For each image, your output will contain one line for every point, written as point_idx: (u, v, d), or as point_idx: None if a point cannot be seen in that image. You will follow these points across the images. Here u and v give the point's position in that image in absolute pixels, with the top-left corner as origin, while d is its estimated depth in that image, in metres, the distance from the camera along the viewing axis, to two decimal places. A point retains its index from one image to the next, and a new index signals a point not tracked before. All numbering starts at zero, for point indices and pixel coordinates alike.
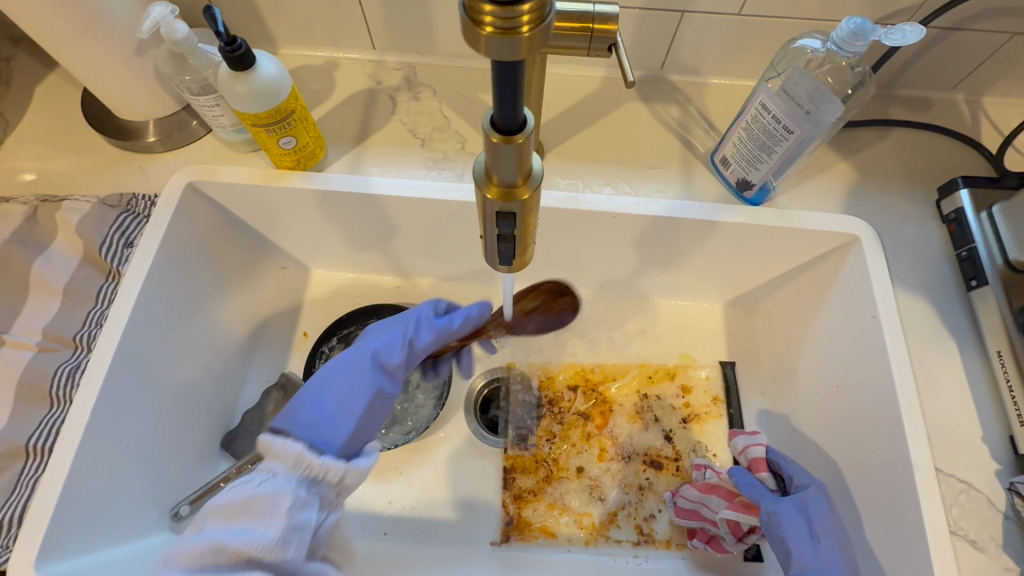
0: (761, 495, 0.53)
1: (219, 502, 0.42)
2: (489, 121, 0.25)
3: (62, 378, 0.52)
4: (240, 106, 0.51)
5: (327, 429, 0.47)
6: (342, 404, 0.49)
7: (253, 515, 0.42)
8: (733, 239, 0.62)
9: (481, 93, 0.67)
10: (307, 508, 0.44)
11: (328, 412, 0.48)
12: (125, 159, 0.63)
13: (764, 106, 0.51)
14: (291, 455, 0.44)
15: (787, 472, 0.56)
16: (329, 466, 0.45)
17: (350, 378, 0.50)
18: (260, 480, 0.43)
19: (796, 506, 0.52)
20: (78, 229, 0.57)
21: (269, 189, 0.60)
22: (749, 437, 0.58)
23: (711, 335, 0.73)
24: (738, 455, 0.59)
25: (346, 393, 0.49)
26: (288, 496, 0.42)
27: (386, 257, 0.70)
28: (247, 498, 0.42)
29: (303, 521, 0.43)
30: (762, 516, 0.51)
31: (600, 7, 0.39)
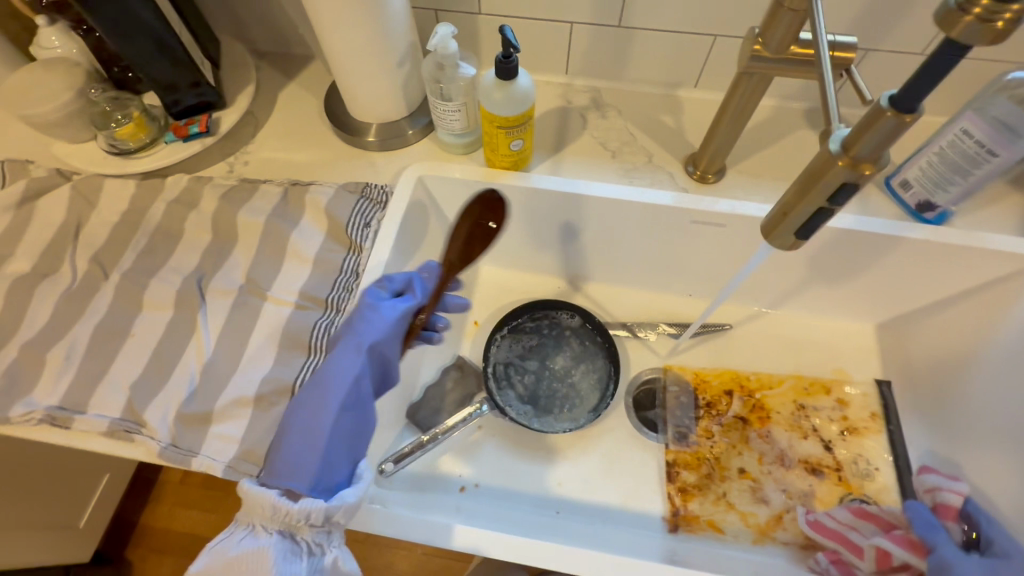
0: (937, 538, 0.50)
1: (210, 564, 0.45)
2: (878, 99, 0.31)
3: (320, 332, 0.59)
4: (497, 110, 0.59)
5: (310, 458, 0.50)
6: (309, 434, 0.51)
7: (242, 574, 0.44)
8: (910, 255, 0.66)
9: (662, 116, 0.75)
10: (292, 559, 0.46)
11: (297, 446, 0.51)
12: (356, 155, 0.73)
13: (965, 132, 0.57)
14: (272, 503, 0.47)
15: (987, 532, 0.51)
16: (308, 505, 0.46)
17: (311, 406, 0.53)
18: (240, 541, 0.47)
19: (982, 565, 0.48)
20: (327, 209, 0.66)
21: (488, 185, 0.68)
22: (945, 479, 0.55)
23: (862, 354, 0.76)
24: (925, 493, 0.56)
25: (303, 428, 0.52)
26: (269, 551, 0.45)
27: (561, 257, 0.77)
28: (231, 560, 0.45)
29: (289, 573, 0.45)
30: (932, 562, 0.49)
31: (840, 38, 0.45)
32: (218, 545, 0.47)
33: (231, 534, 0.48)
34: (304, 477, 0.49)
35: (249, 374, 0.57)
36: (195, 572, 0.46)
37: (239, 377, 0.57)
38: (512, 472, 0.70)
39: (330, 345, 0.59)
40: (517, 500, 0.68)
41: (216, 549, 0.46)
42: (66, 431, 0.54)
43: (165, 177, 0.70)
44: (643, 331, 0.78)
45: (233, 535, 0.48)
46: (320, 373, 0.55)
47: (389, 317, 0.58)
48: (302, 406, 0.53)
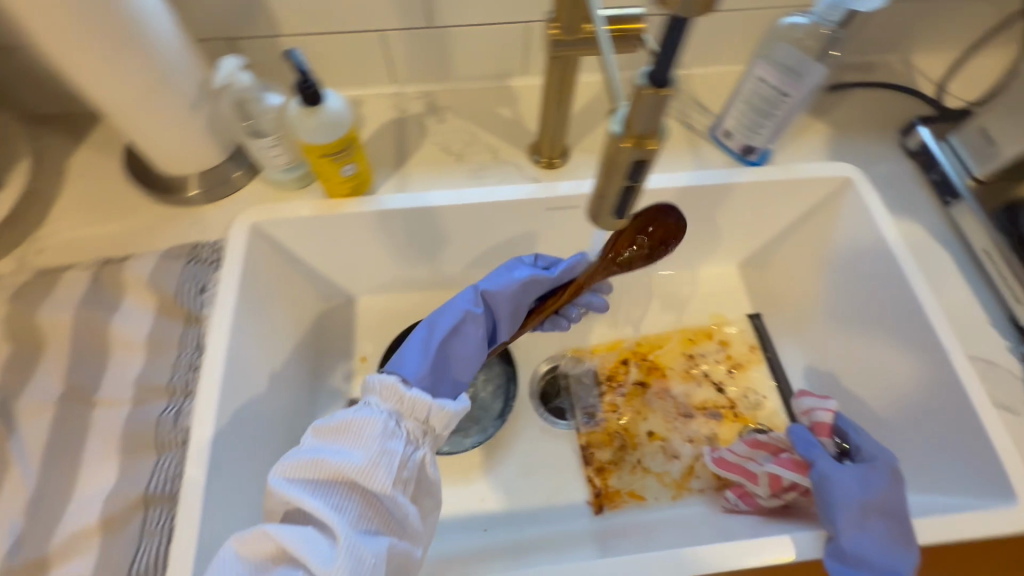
0: (816, 454, 0.53)
1: (325, 423, 0.48)
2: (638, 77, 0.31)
3: (167, 425, 0.53)
4: (310, 138, 0.55)
5: (415, 360, 0.53)
6: (425, 343, 0.55)
7: (351, 436, 0.47)
8: (745, 198, 0.71)
9: (500, 108, 0.74)
10: (394, 439, 0.47)
11: (416, 350, 0.54)
12: (177, 214, 0.65)
13: (761, 79, 0.61)
14: (384, 387, 0.50)
15: (855, 441, 0.55)
16: (415, 398, 0.49)
17: (436, 326, 0.56)
18: (355, 410, 0.49)
19: (856, 474, 0.51)
20: (150, 283, 0.58)
21: (331, 218, 0.64)
22: (818, 399, 0.57)
23: (734, 294, 0.82)
24: (802, 415, 0.59)
25: (426, 335, 0.56)
26: (378, 423, 0.47)
27: (434, 271, 0.74)
28: (348, 422, 0.48)
29: (391, 448, 0.47)
30: (815, 478, 0.52)
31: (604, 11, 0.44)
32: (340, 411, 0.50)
33: (359, 404, 0.50)
34: (410, 376, 0.52)
35: (91, 496, 0.49)
36: (316, 426, 0.48)
37: (78, 503, 0.49)
38: None
39: (182, 437, 0.52)
40: (443, 530, 0.66)
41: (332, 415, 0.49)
42: None
43: None
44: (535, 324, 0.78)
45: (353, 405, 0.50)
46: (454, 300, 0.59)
47: (517, 276, 0.59)
48: (441, 322, 0.57)
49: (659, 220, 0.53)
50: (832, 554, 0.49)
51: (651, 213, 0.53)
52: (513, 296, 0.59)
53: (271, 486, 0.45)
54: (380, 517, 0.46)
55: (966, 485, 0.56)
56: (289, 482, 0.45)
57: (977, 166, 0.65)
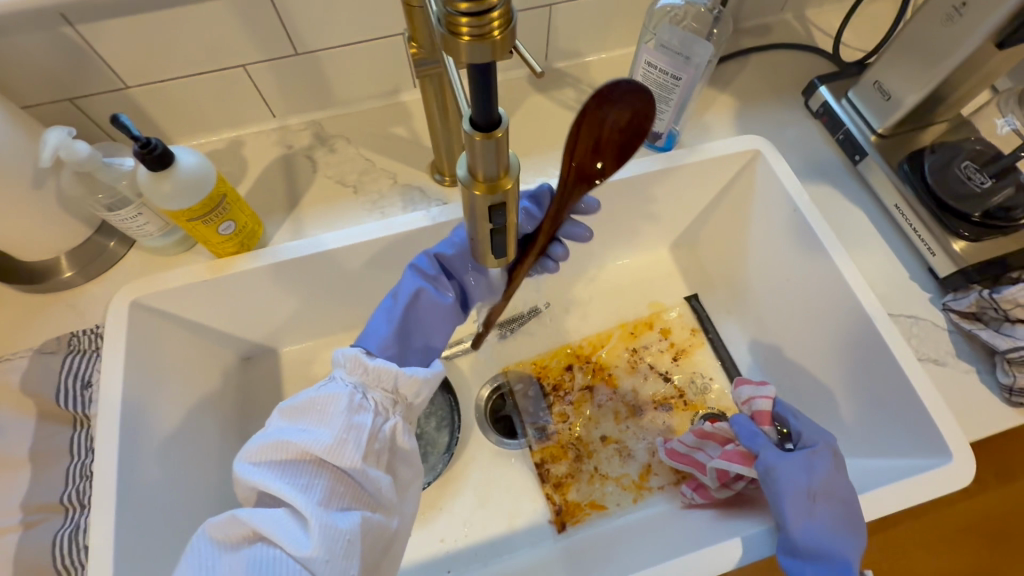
0: (759, 444, 0.52)
1: (289, 402, 0.43)
2: (466, 122, 0.27)
3: (65, 546, 0.48)
4: (170, 205, 0.50)
5: (376, 328, 0.46)
6: (388, 310, 0.48)
7: (316, 414, 0.42)
8: (659, 184, 0.69)
9: (393, 128, 0.70)
10: (362, 412, 0.43)
11: (380, 319, 0.47)
12: (48, 302, 0.59)
13: (650, 64, 0.58)
14: (347, 360, 0.44)
15: (795, 426, 0.55)
16: (381, 368, 0.43)
17: (398, 290, 0.48)
18: (320, 385, 0.44)
19: (800, 461, 0.50)
20: (24, 389, 0.53)
21: (222, 280, 0.58)
22: (757, 387, 0.57)
23: (668, 278, 0.80)
24: (743, 405, 0.58)
25: (391, 302, 0.48)
26: (344, 396, 0.42)
27: (354, 310, 0.70)
28: (312, 399, 0.42)
29: (359, 422, 0.42)
30: (759, 469, 0.51)
31: None
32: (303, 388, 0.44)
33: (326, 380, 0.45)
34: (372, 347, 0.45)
35: None
36: (279, 409, 0.43)
37: None
38: None
39: (82, 558, 0.47)
40: None
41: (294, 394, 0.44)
42: None
43: None
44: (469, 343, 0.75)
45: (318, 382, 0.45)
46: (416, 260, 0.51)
47: None
48: (404, 285, 0.48)
49: (595, 124, 0.31)
50: (785, 549, 0.48)
51: (586, 118, 0.31)
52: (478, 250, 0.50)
53: (237, 474, 0.40)
54: (353, 494, 0.41)
55: (904, 446, 0.57)
56: (255, 466, 0.40)
57: (878, 121, 0.65)
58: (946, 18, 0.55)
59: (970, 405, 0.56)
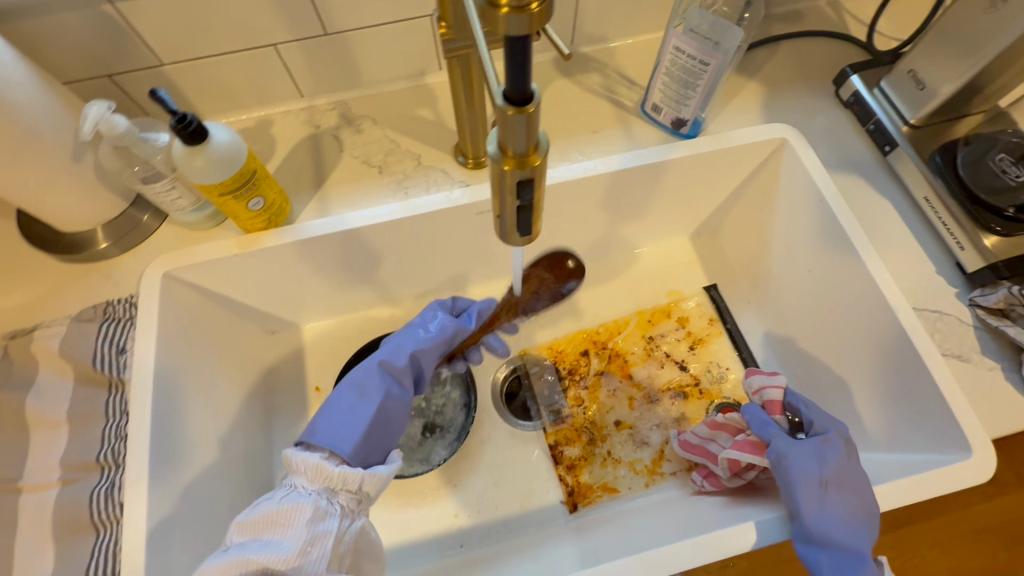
0: (772, 434, 0.52)
1: (247, 517, 0.43)
2: (499, 96, 0.28)
3: (100, 502, 0.50)
4: (203, 179, 0.51)
5: (342, 429, 0.48)
6: (353, 408, 0.50)
7: (278, 528, 0.42)
8: (683, 171, 0.68)
9: (419, 110, 0.70)
10: (327, 518, 0.44)
11: (342, 417, 0.49)
12: (85, 272, 0.61)
13: (677, 49, 0.59)
14: (308, 467, 0.45)
15: (807, 415, 0.54)
16: (347, 472, 0.45)
17: (356, 388, 0.51)
18: (281, 497, 0.44)
19: (812, 449, 0.50)
20: (63, 352, 0.55)
21: (251, 254, 0.60)
22: (766, 377, 0.57)
23: (687, 267, 0.80)
24: (753, 395, 0.58)
25: (353, 401, 0.50)
26: (309, 506, 0.43)
27: (375, 289, 0.72)
28: (270, 515, 0.42)
29: (324, 531, 0.43)
30: (771, 458, 0.51)
31: None
32: (257, 502, 0.44)
33: (279, 490, 0.45)
34: (340, 450, 0.46)
35: None
36: (238, 522, 0.43)
37: None
38: (406, 527, 0.66)
39: (117, 514, 0.49)
40: (418, 553, 0.64)
41: (248, 510, 0.44)
42: None
43: None
44: None
45: (277, 493, 0.45)
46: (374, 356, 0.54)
47: (432, 329, 0.58)
48: (361, 382, 0.51)
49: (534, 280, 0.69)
50: (802, 537, 0.48)
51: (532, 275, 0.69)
52: (434, 347, 0.57)
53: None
54: None
55: (922, 441, 0.56)
56: None
57: (911, 111, 0.64)
58: (989, 4, 0.54)
59: (993, 403, 0.55)
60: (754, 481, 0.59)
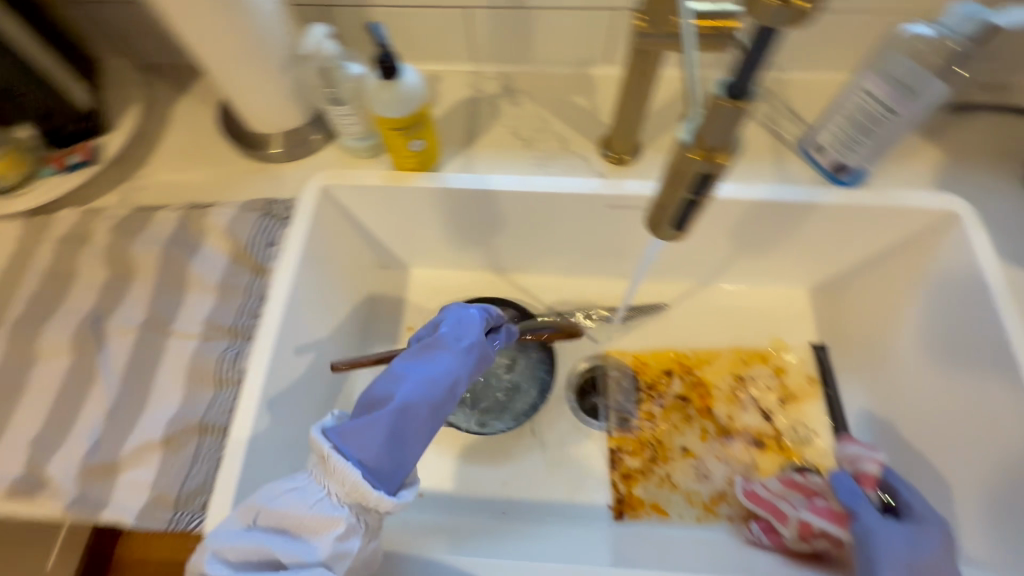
0: (859, 505, 0.49)
1: (274, 507, 0.44)
2: (718, 87, 0.30)
3: (227, 364, 0.57)
4: (384, 111, 0.56)
5: (395, 462, 0.46)
6: (408, 439, 0.47)
7: (306, 532, 0.43)
8: (831, 219, 0.65)
9: (575, 97, 0.72)
10: (352, 536, 0.44)
11: (392, 441, 0.46)
12: (257, 169, 0.70)
13: (866, 90, 0.57)
14: (347, 483, 0.43)
15: (905, 497, 0.50)
16: (381, 501, 0.43)
17: (419, 412, 0.48)
18: (314, 497, 0.44)
19: (903, 533, 0.47)
20: (228, 231, 0.63)
21: (397, 189, 0.66)
22: (865, 449, 0.54)
23: (798, 319, 0.76)
24: (846, 462, 0.55)
25: (408, 428, 0.47)
26: (342, 523, 0.43)
27: (487, 254, 0.76)
28: (302, 514, 0.43)
29: (348, 548, 0.44)
30: (855, 530, 0.48)
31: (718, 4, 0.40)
32: (286, 493, 0.44)
33: (305, 484, 0.45)
34: (390, 484, 0.45)
35: (158, 416, 0.55)
36: (265, 506, 0.44)
37: (146, 418, 0.55)
38: (458, 478, 0.69)
39: (238, 376, 0.57)
40: (461, 506, 0.68)
41: (279, 496, 0.44)
42: None
43: (51, 214, 0.65)
44: (561, 318, 0.76)
45: (308, 489, 0.44)
46: (429, 373, 0.51)
47: (478, 358, 0.55)
48: (417, 406, 0.48)
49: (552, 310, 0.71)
50: None
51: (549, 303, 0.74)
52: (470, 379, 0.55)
53: (206, 564, 0.42)
54: None
55: None
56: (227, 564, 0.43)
57: None
58: None
59: None
60: (814, 551, 0.57)
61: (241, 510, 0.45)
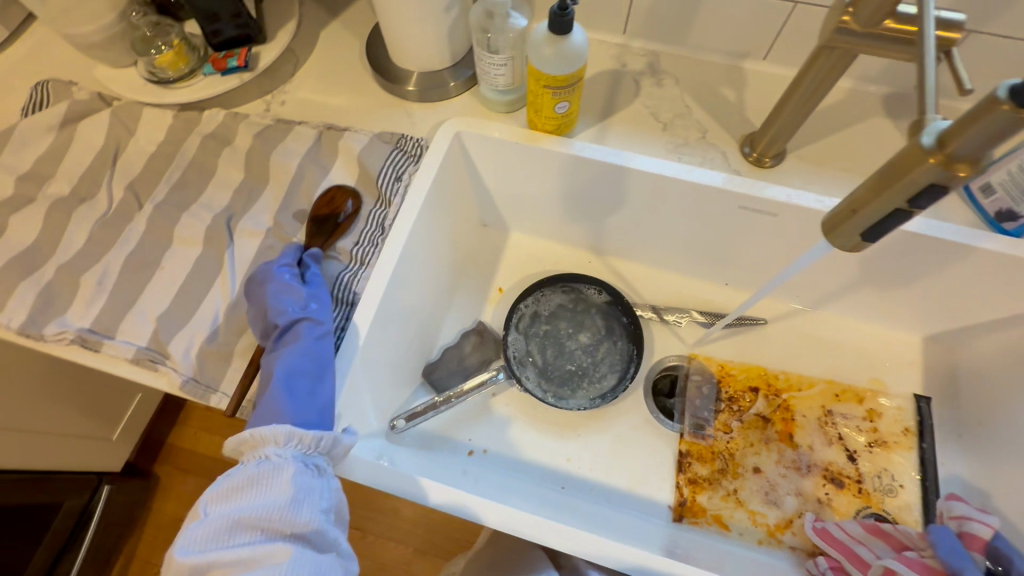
0: (965, 564, 0.46)
1: (219, 486, 0.44)
2: (1002, 88, 0.28)
3: (340, 283, 0.59)
4: (544, 68, 0.55)
5: (313, 412, 0.50)
6: (311, 389, 0.51)
7: (258, 487, 0.44)
8: (977, 267, 0.61)
9: (723, 89, 0.69)
10: (306, 474, 0.45)
11: (300, 399, 0.50)
12: (393, 104, 0.70)
13: None
14: (280, 439, 0.46)
15: (1020, 565, 0.47)
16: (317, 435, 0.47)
17: (303, 368, 0.51)
18: (254, 464, 0.45)
19: None
20: (359, 157, 0.64)
21: (528, 148, 0.65)
22: (977, 511, 0.51)
23: (904, 365, 0.72)
24: (950, 519, 0.52)
25: (307, 382, 0.51)
26: (290, 466, 0.45)
27: (594, 232, 0.75)
28: (248, 478, 0.44)
29: (308, 484, 0.45)
30: None
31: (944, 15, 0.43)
32: (226, 474, 0.45)
33: (233, 471, 0.45)
34: (323, 427, 0.50)
35: None
36: (210, 493, 0.44)
37: None
38: (522, 443, 0.69)
39: (351, 298, 0.59)
40: (521, 470, 0.68)
41: (220, 479, 0.45)
42: (97, 354, 0.56)
43: (201, 110, 0.68)
44: (653, 311, 0.75)
45: (247, 465, 0.45)
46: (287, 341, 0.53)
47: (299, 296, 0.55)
48: (296, 365, 0.51)
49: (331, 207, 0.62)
50: None
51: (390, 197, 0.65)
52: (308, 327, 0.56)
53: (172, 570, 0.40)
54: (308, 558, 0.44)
55: None
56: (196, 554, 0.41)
57: None
58: None
59: None
60: None
61: (187, 518, 0.44)
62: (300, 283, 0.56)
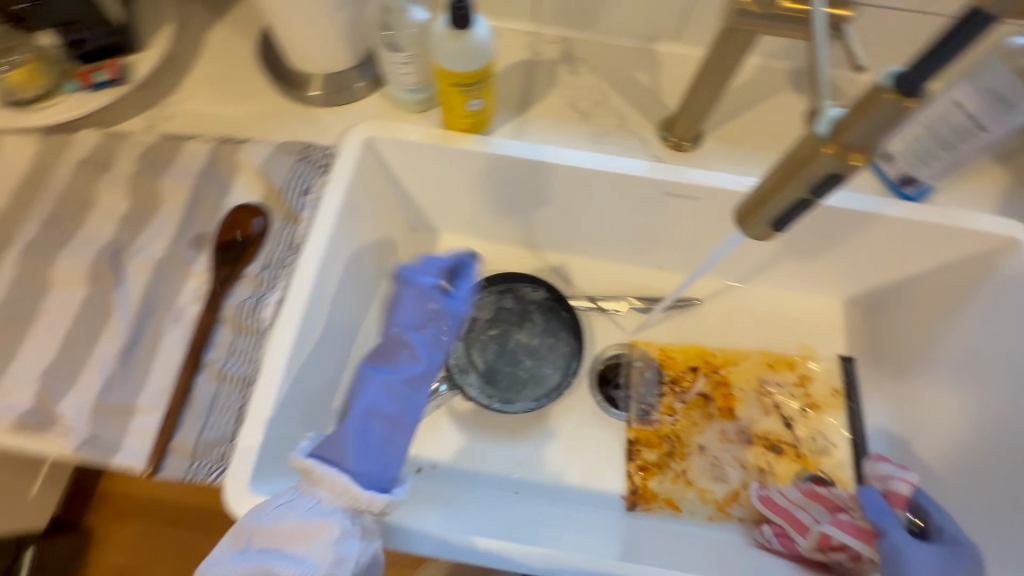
0: (889, 524, 0.49)
1: (265, 521, 0.41)
2: (883, 79, 0.31)
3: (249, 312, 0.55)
4: (449, 65, 0.52)
5: (380, 464, 0.45)
6: (385, 439, 0.46)
7: (301, 540, 0.40)
8: (885, 232, 0.64)
9: (638, 74, 0.69)
10: (347, 539, 0.41)
11: (371, 447, 0.45)
12: (295, 110, 0.65)
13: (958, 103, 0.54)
14: (340, 493, 0.42)
15: (935, 519, 0.51)
16: (364, 495, 0.42)
17: (388, 413, 0.48)
18: (308, 507, 0.42)
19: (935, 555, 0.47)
20: (260, 171, 0.59)
21: (445, 149, 0.62)
22: (898, 469, 0.53)
23: (830, 329, 0.75)
24: (875, 480, 0.55)
25: (386, 430, 0.47)
26: (336, 527, 0.41)
27: (525, 228, 0.73)
28: (291, 525, 0.41)
29: (345, 554, 0.41)
30: (884, 549, 0.48)
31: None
32: (277, 507, 0.42)
33: (293, 497, 0.43)
34: (385, 482, 0.45)
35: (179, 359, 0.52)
36: (256, 524, 0.42)
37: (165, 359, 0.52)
38: (471, 452, 0.68)
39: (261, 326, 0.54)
40: (472, 480, 0.66)
41: (269, 512, 0.42)
42: None
43: (71, 132, 0.60)
44: (591, 302, 0.74)
45: (291, 500, 0.43)
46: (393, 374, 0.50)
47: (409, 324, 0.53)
48: (380, 407, 0.48)
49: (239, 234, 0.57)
50: None
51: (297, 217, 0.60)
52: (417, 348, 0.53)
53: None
54: None
55: None
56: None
57: None
58: None
59: None
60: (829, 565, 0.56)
61: (231, 535, 0.42)
62: (443, 297, 0.54)
